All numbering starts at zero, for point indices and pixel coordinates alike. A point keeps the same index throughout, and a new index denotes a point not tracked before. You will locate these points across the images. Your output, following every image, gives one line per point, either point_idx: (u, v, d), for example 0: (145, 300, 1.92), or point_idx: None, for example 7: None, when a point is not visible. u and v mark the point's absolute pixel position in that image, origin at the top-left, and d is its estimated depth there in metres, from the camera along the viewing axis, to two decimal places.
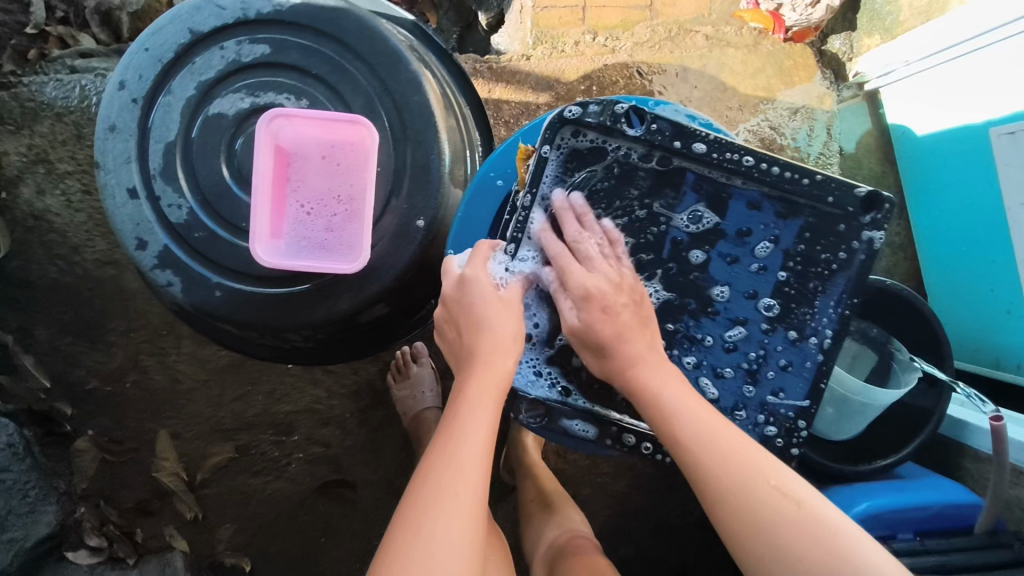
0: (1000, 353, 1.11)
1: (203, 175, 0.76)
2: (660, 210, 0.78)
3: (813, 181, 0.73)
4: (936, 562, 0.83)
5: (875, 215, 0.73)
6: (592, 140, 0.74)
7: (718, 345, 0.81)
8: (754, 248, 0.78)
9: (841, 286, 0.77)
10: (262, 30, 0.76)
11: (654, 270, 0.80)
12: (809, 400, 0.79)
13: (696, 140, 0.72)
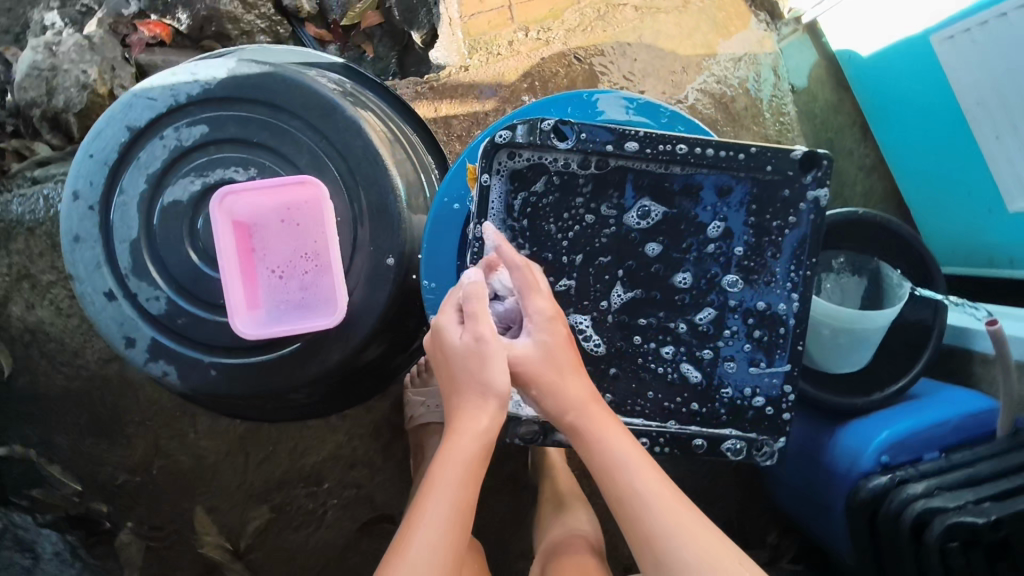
0: (992, 251, 1.12)
1: (172, 262, 0.77)
2: (608, 212, 0.76)
3: (749, 154, 0.73)
4: (965, 475, 0.84)
5: (816, 174, 0.74)
6: (526, 159, 0.74)
7: (692, 331, 0.79)
8: (708, 229, 0.77)
9: (798, 244, 0.77)
10: (197, 112, 0.78)
11: (615, 272, 0.77)
12: (791, 364, 0.79)
13: (628, 138, 0.72)
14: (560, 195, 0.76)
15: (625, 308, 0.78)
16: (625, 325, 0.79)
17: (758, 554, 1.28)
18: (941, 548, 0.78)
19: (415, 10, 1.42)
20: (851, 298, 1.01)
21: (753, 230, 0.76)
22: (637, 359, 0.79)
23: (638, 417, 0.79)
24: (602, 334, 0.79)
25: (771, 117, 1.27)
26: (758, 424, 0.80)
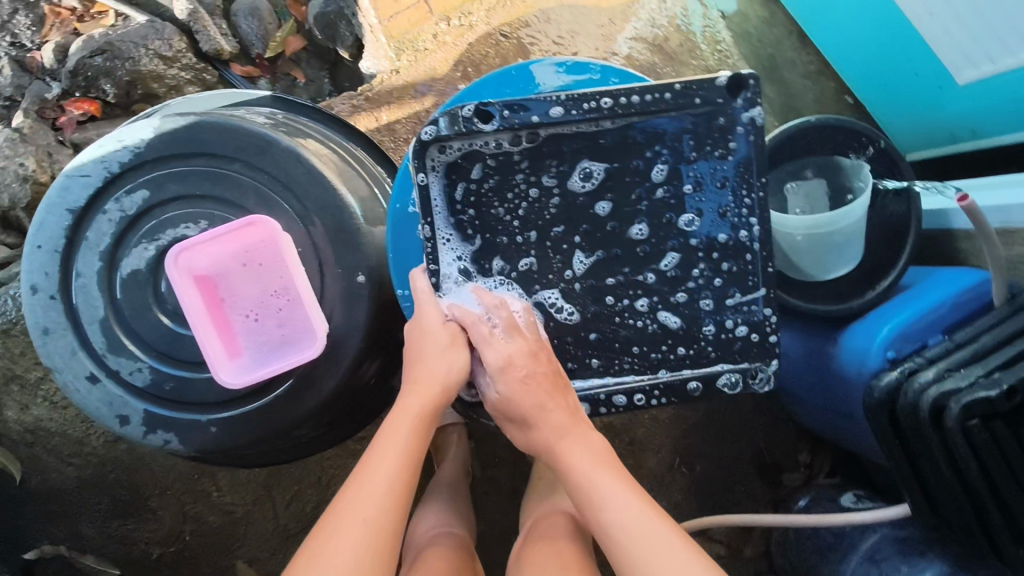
0: (951, 128, 1.12)
1: (147, 331, 0.77)
2: (551, 183, 0.76)
3: (675, 92, 0.70)
4: (971, 351, 0.83)
5: (746, 96, 0.72)
6: (455, 151, 0.73)
7: (662, 278, 0.79)
8: (651, 174, 0.76)
9: (743, 168, 0.75)
10: (134, 178, 0.77)
11: (574, 240, 0.78)
12: (765, 287, 0.78)
13: (550, 104, 0.70)
14: (499, 178, 0.75)
15: (589, 273, 0.79)
16: (594, 289, 0.79)
17: (795, 477, 1.30)
18: (963, 429, 0.76)
19: (335, 25, 1.40)
20: (820, 199, 1.00)
21: (699, 167, 0.76)
22: (614, 320, 0.80)
23: (628, 375, 0.80)
24: (573, 303, 0.80)
25: (708, 49, 1.25)
26: (748, 353, 0.79)
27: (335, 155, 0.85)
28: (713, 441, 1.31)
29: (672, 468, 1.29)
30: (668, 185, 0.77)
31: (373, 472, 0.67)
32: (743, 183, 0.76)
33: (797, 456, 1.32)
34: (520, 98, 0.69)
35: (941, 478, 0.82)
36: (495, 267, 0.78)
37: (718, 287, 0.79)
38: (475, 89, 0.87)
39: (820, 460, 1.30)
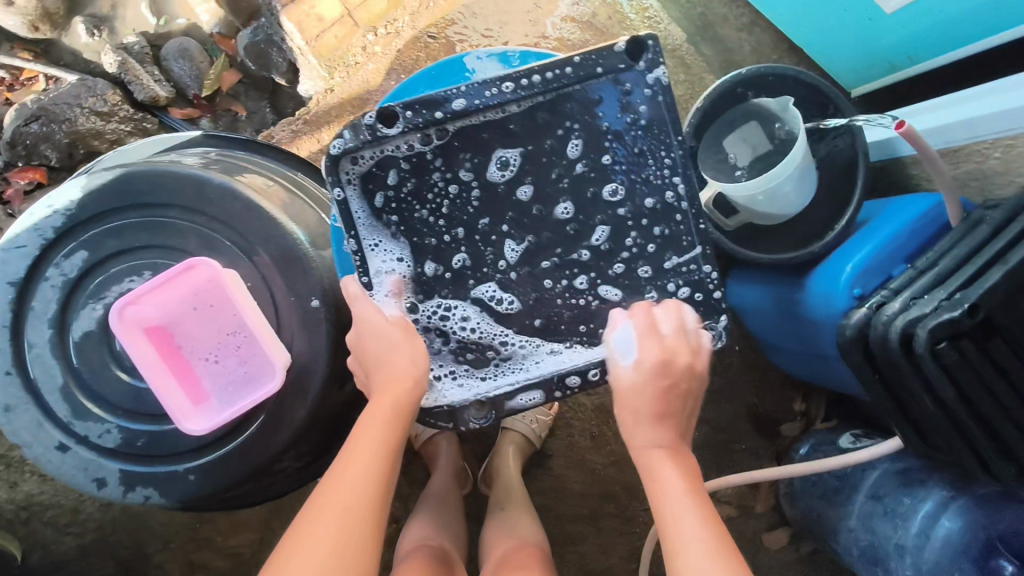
0: (888, 60, 1.13)
1: (109, 391, 0.76)
2: (468, 176, 0.78)
3: (574, 65, 0.73)
4: (931, 278, 0.82)
5: (646, 58, 0.74)
6: (369, 159, 0.76)
7: (596, 254, 0.80)
8: (567, 152, 0.78)
9: (662, 131, 0.77)
10: (71, 240, 0.76)
11: (502, 231, 0.80)
12: (701, 246, 0.79)
13: (455, 98, 0.73)
14: (419, 180, 0.78)
15: (522, 260, 0.80)
16: (532, 274, 0.80)
17: (792, 427, 1.31)
18: (933, 352, 0.76)
19: (266, 54, 1.39)
20: (757, 138, 1.03)
21: (616, 139, 0.77)
22: (557, 303, 0.80)
23: (578, 354, 0.80)
24: (511, 291, 0.80)
25: (637, 17, 1.28)
26: (698, 315, 0.79)
27: (273, 183, 0.84)
28: (707, 404, 1.31)
29: None
30: (584, 160, 0.79)
31: (341, 478, 0.65)
32: (657, 146, 0.77)
33: (791, 405, 1.32)
34: (423, 96, 0.73)
35: (926, 407, 0.81)
36: (429, 270, 0.80)
37: (653, 254, 0.79)
38: (392, 99, 0.87)
39: (814, 405, 1.30)
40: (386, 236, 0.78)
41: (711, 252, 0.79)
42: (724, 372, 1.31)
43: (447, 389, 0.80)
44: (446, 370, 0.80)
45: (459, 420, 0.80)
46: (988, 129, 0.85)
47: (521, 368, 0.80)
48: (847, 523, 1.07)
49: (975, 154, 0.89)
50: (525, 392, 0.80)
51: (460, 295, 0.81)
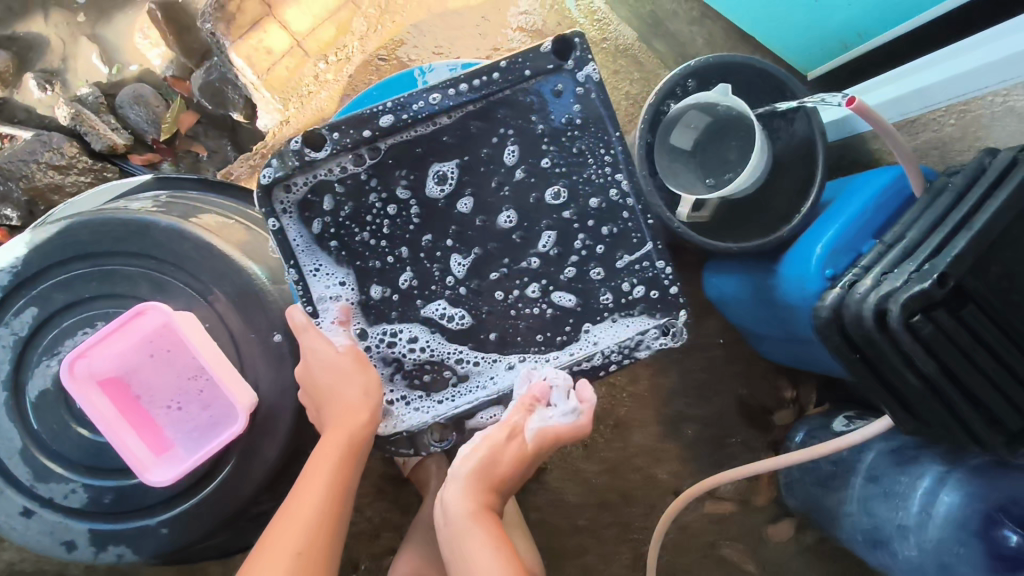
0: (835, 40, 1.14)
1: (71, 449, 0.74)
2: (405, 194, 0.79)
3: (502, 70, 0.74)
4: (897, 250, 0.81)
5: (574, 57, 0.75)
6: (307, 184, 0.76)
7: (546, 260, 0.81)
8: (505, 159, 0.79)
9: (595, 129, 0.78)
10: (19, 298, 0.74)
11: (449, 248, 0.81)
12: (650, 241, 0.81)
13: (382, 115, 0.74)
14: (358, 200, 0.78)
15: (470, 273, 0.81)
16: (483, 288, 0.81)
17: (785, 415, 1.29)
18: (908, 326, 0.75)
19: (221, 92, 1.39)
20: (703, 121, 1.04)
21: (552, 141, 0.79)
22: (510, 314, 0.82)
23: (537, 361, 0.82)
24: (463, 306, 0.82)
25: (586, 21, 1.28)
26: (654, 311, 0.81)
27: (225, 220, 0.83)
28: (697, 400, 1.29)
29: (663, 438, 1.28)
30: (523, 166, 0.79)
31: (296, 512, 0.69)
32: (592, 150, 0.79)
33: (782, 394, 1.30)
34: (351, 116, 0.73)
35: (909, 385, 0.79)
36: (376, 293, 0.80)
37: (601, 254, 0.81)
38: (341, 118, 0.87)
39: (805, 392, 1.29)
40: (327, 261, 0.78)
41: (662, 247, 0.81)
42: (711, 366, 1.29)
43: (408, 415, 0.81)
44: (398, 395, 0.82)
45: (420, 445, 0.82)
46: (940, 97, 0.84)
47: (479, 386, 0.82)
48: (847, 508, 1.05)
49: (930, 123, 0.88)
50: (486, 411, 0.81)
51: (410, 317, 0.81)
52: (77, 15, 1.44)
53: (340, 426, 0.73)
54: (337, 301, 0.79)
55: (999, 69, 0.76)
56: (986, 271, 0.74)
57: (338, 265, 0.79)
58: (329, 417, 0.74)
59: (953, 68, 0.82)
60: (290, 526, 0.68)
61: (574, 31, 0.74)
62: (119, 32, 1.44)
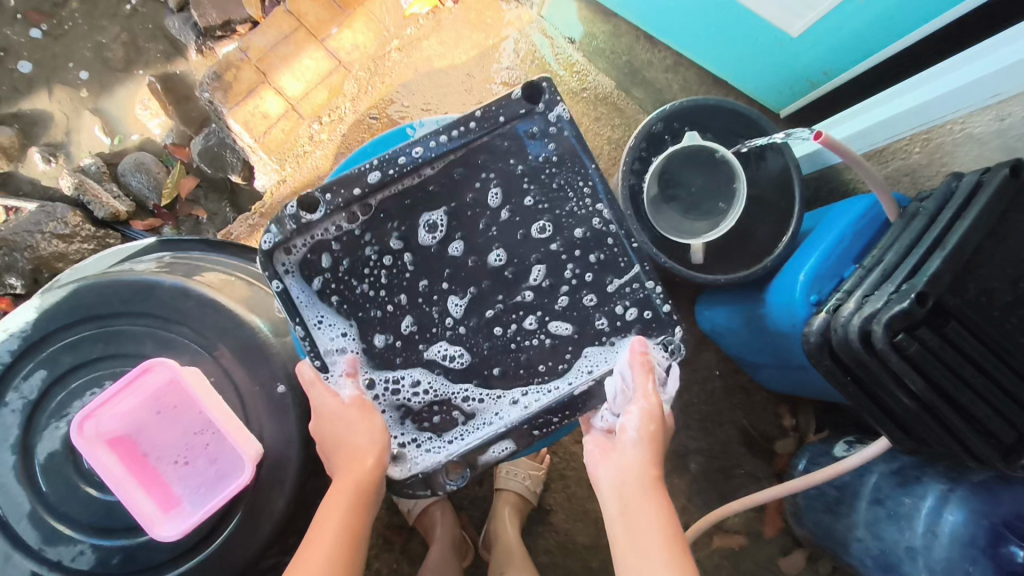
0: (805, 77, 1.21)
1: (79, 510, 0.74)
2: (398, 244, 0.81)
3: (478, 119, 0.77)
4: (876, 274, 0.83)
5: (546, 99, 0.78)
6: (307, 247, 0.79)
7: (538, 293, 0.84)
8: (489, 202, 0.82)
9: (574, 165, 0.81)
10: (28, 363, 0.76)
11: (446, 290, 0.84)
12: (637, 266, 0.84)
13: (368, 173, 0.76)
14: (358, 257, 0.81)
15: (467, 313, 0.84)
16: (480, 325, 0.84)
17: (786, 444, 1.29)
18: (892, 346, 0.77)
19: (220, 156, 1.43)
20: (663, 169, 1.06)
21: (532, 179, 0.82)
22: (510, 349, 0.85)
23: (537, 392, 0.85)
24: (462, 346, 0.85)
25: (566, 73, 1.35)
26: (651, 331, 0.84)
27: (228, 278, 0.86)
28: (699, 433, 1.29)
29: (667, 473, 1.28)
30: (508, 206, 0.82)
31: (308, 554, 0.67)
32: (573, 188, 0.82)
33: (782, 422, 1.31)
34: (337, 178, 0.76)
35: (904, 406, 0.81)
36: (379, 342, 0.84)
37: (592, 282, 0.84)
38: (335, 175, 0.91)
39: (805, 419, 1.29)
40: (330, 314, 0.81)
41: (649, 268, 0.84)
42: (710, 398, 1.30)
43: (421, 458, 0.84)
44: (409, 438, 0.85)
45: (436, 484, 0.84)
46: (902, 127, 0.89)
47: (486, 423, 0.84)
48: (856, 534, 1.05)
49: (898, 153, 0.93)
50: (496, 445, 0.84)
51: (412, 362, 0.84)
52: (80, 91, 1.50)
53: (349, 469, 0.73)
54: (342, 352, 0.82)
55: (953, 99, 0.81)
56: (964, 288, 0.77)
57: (339, 318, 0.82)
58: (336, 459, 0.75)
59: (911, 100, 0.87)
60: (305, 566, 0.66)
61: (542, 76, 0.78)
62: (121, 105, 1.51)
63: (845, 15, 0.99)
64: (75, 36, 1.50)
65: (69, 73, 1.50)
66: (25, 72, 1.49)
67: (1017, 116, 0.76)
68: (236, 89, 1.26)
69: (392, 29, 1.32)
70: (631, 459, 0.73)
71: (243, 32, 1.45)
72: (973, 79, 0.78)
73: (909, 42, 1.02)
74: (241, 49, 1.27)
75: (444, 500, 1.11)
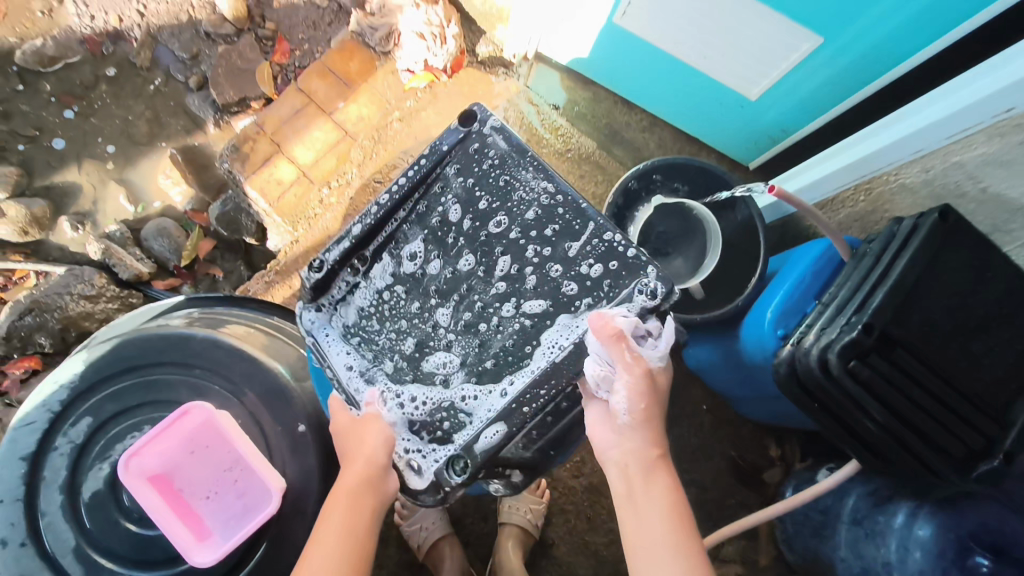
0: (768, 132, 1.35)
1: (120, 544, 0.82)
2: (391, 277, 0.95)
3: (426, 156, 0.94)
4: (830, 307, 0.93)
5: (476, 121, 0.93)
6: (332, 303, 0.97)
7: (510, 282, 0.89)
8: (451, 218, 0.93)
9: (512, 163, 0.91)
10: (77, 410, 0.85)
11: (431, 301, 0.93)
12: (590, 223, 0.87)
13: (353, 228, 0.95)
14: (371, 300, 0.96)
15: (453, 319, 0.91)
16: (465, 326, 0.90)
17: (774, 473, 1.36)
18: (847, 372, 0.87)
19: (236, 220, 1.55)
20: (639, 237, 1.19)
21: (481, 186, 0.92)
22: (495, 339, 0.88)
23: (523, 374, 0.84)
24: (453, 351, 0.90)
25: (551, 136, 1.49)
26: (620, 280, 0.84)
27: (250, 330, 0.95)
28: (691, 465, 1.36)
29: None
30: (472, 217, 0.92)
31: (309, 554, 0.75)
32: (516, 178, 0.91)
33: (770, 452, 1.38)
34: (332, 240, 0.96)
35: (868, 430, 0.89)
36: (389, 367, 0.92)
37: (555, 256, 0.87)
38: None
39: (790, 448, 1.36)
40: (352, 351, 0.94)
41: (604, 222, 0.86)
42: (699, 432, 1.38)
43: (428, 460, 0.85)
44: (416, 448, 0.86)
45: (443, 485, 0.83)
46: (845, 179, 1.03)
47: (481, 416, 0.84)
48: (841, 554, 1.09)
49: (846, 201, 1.05)
50: (487, 429, 0.82)
51: (414, 374, 0.91)
52: (107, 163, 1.63)
53: (350, 470, 0.79)
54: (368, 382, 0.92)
55: (882, 156, 0.95)
56: (908, 318, 0.87)
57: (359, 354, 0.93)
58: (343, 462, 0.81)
59: (849, 156, 1.01)
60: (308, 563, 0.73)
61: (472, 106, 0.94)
62: (145, 175, 1.63)
63: (788, 77, 1.17)
64: (104, 115, 1.65)
65: (98, 148, 1.64)
66: (58, 148, 1.63)
67: (938, 168, 0.88)
68: (253, 160, 1.38)
69: (393, 101, 1.45)
70: (633, 440, 0.77)
71: (257, 107, 1.60)
72: (883, 145, 0.93)
73: (847, 104, 1.17)
74: (257, 124, 1.40)
75: (452, 535, 1.17)
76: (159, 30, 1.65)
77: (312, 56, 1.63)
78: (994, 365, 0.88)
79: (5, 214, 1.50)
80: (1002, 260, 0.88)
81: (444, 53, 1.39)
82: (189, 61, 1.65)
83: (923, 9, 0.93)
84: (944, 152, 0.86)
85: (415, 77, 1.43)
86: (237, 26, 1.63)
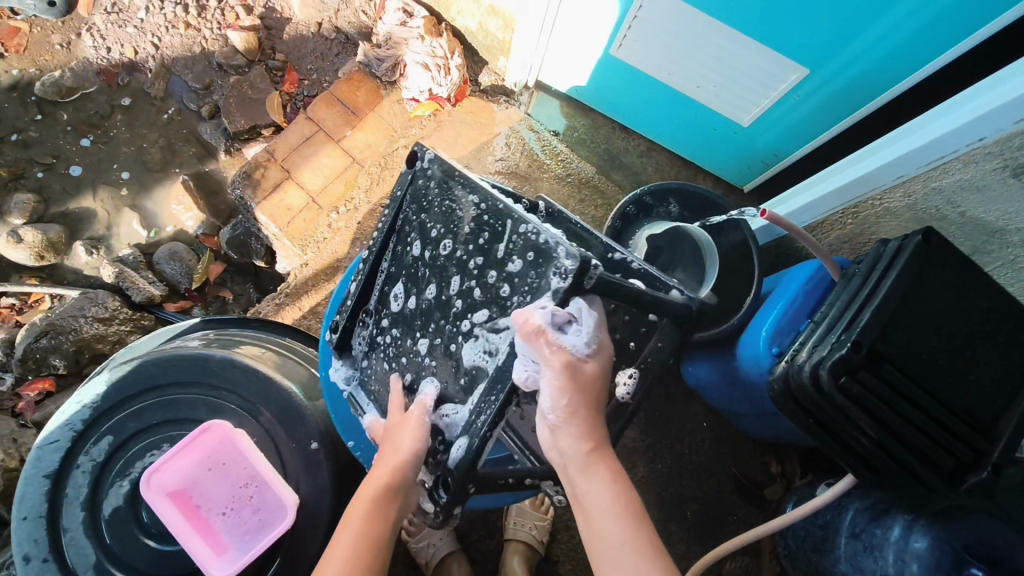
0: (761, 157, 1.40)
1: (139, 560, 0.85)
2: (387, 318, 0.95)
3: (389, 205, 0.97)
4: (821, 324, 0.97)
5: (419, 161, 0.96)
6: (356, 354, 0.98)
7: (462, 300, 0.85)
8: (414, 254, 0.93)
9: (446, 188, 0.91)
10: (98, 428, 0.88)
11: (413, 333, 0.90)
12: (511, 222, 0.83)
13: (353, 287, 0.99)
14: (384, 341, 0.94)
15: (431, 348, 0.87)
16: (439, 350, 0.86)
17: (775, 489, 1.38)
18: (839, 388, 0.90)
19: (245, 242, 1.60)
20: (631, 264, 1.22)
21: (428, 215, 0.92)
22: (461, 358, 0.84)
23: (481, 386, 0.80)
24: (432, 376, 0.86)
25: (552, 161, 1.54)
26: (543, 268, 0.78)
27: (263, 351, 0.98)
28: (692, 482, 1.39)
29: (665, 522, 1.36)
30: (429, 247, 0.91)
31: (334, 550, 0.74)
32: (451, 199, 0.90)
33: (770, 469, 1.41)
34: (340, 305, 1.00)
35: (862, 446, 0.91)
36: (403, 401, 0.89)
37: (491, 264, 0.84)
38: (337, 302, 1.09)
39: (790, 464, 1.39)
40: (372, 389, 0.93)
41: (521, 216, 0.83)
42: (699, 449, 1.41)
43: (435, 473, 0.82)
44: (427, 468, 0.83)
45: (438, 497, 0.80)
46: (833, 204, 1.07)
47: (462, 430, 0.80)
48: (840, 568, 1.10)
49: (835, 224, 1.10)
50: (456, 443, 0.79)
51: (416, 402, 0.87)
52: (121, 190, 1.68)
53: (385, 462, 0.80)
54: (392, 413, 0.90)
55: (867, 183, 0.98)
56: (896, 336, 0.91)
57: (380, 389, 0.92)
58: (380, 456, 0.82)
59: (834, 182, 1.05)
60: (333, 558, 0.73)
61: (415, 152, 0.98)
62: (158, 201, 1.68)
63: (776, 104, 1.22)
64: (119, 143, 1.70)
65: (112, 174, 1.69)
66: (74, 175, 1.68)
67: (921, 193, 0.93)
68: (263, 187, 1.43)
69: (399, 129, 1.50)
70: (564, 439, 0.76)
71: (267, 134, 1.65)
72: (880, 165, 0.95)
73: (832, 131, 1.22)
74: (267, 152, 1.45)
75: (459, 552, 1.20)
76: (173, 62, 1.71)
77: (320, 85, 1.69)
78: (980, 380, 0.91)
79: (22, 240, 1.55)
80: (984, 279, 0.92)
81: (448, 83, 1.47)
82: (201, 91, 1.71)
83: (899, 41, 0.98)
84: (925, 177, 0.90)
85: (420, 105, 1.50)
86: (248, 57, 1.69)
